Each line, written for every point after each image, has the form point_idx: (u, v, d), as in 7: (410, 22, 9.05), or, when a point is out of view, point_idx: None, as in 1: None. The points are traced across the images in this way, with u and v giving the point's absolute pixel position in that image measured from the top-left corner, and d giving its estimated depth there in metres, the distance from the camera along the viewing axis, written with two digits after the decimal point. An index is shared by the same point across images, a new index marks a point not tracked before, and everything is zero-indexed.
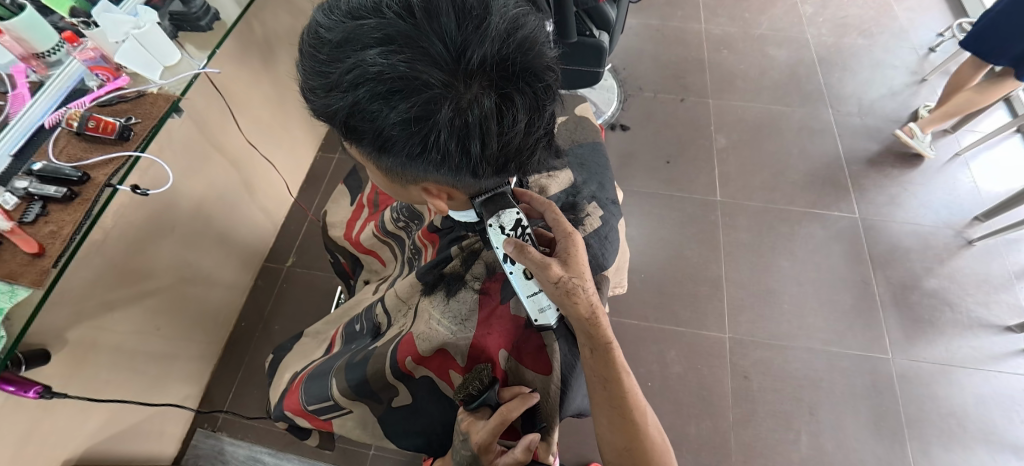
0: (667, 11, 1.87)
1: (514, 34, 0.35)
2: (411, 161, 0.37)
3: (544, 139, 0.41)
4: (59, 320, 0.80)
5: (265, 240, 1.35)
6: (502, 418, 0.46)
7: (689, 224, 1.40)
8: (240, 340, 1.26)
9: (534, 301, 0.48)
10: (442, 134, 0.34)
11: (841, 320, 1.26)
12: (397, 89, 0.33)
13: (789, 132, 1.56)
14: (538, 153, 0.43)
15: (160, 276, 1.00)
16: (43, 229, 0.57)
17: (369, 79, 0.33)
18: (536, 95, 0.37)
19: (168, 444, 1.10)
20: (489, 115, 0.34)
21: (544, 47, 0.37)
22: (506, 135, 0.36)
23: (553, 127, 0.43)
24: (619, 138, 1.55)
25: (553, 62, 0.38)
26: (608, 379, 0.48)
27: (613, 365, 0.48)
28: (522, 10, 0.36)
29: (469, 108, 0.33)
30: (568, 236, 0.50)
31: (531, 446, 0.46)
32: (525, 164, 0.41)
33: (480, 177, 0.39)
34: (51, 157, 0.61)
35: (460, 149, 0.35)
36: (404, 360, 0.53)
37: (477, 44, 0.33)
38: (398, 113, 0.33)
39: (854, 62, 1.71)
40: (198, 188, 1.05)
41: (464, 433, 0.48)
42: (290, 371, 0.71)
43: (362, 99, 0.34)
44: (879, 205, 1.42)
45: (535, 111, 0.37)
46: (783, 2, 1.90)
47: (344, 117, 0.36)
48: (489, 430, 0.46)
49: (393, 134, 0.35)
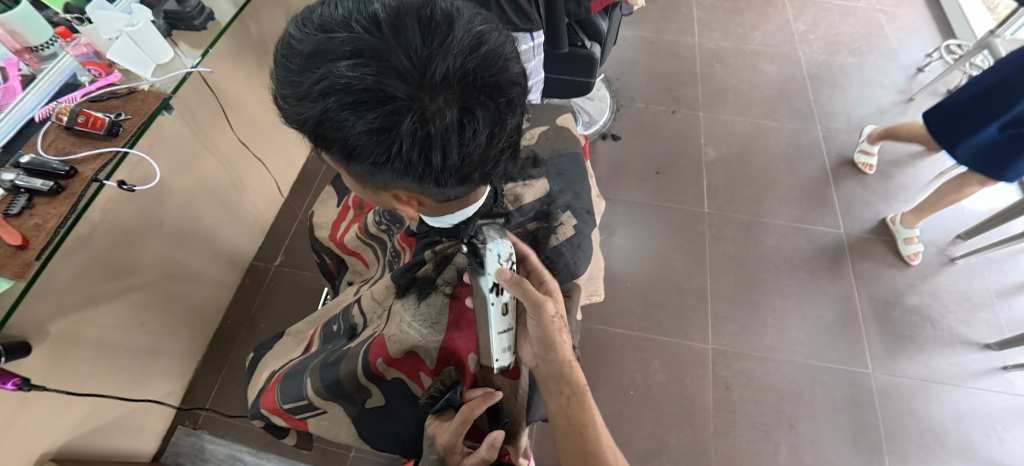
0: (661, 23, 1.89)
1: (478, 49, 0.35)
2: (377, 168, 0.38)
3: (508, 150, 0.42)
4: (41, 313, 0.80)
5: (254, 239, 1.36)
6: (464, 416, 0.47)
7: (676, 234, 1.41)
8: (224, 338, 1.26)
9: (501, 339, 0.49)
10: (406, 144, 0.35)
11: (822, 334, 1.27)
12: (363, 101, 0.33)
13: (777, 147, 1.58)
14: (503, 163, 0.43)
15: (145, 272, 1.00)
16: (27, 221, 0.58)
17: (337, 90, 0.33)
18: (498, 108, 0.37)
19: (148, 440, 1.10)
20: (451, 127, 0.35)
21: (509, 60, 0.38)
22: (467, 147, 0.37)
23: (519, 139, 0.44)
24: (610, 147, 1.57)
25: (520, 78, 0.39)
26: (585, 424, 0.53)
27: (586, 408, 0.53)
28: (487, 26, 0.37)
29: (432, 120, 0.34)
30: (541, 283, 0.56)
31: (494, 444, 0.47)
32: (490, 174, 0.42)
33: (443, 186, 0.40)
34: (39, 150, 0.62)
35: (422, 159, 0.36)
36: (375, 362, 0.53)
37: (441, 58, 0.34)
38: (364, 123, 0.34)
39: (844, 80, 1.74)
40: (187, 186, 1.06)
41: (431, 436, 0.49)
42: (268, 370, 0.72)
43: (330, 108, 0.35)
44: (864, 222, 1.44)
45: (498, 124, 0.38)
46: (777, 18, 1.92)
47: (314, 125, 0.37)
48: (453, 430, 0.47)
49: (359, 142, 0.36)
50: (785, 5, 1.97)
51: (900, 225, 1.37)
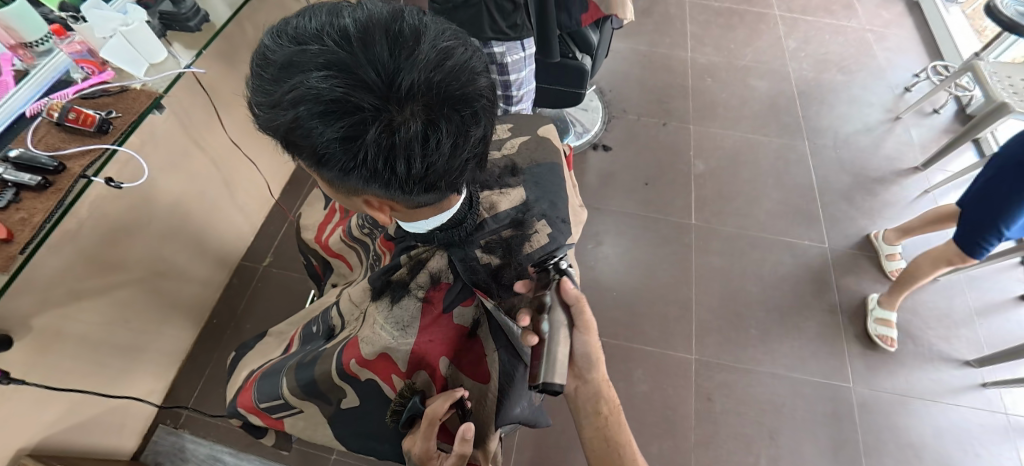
0: (655, 37, 1.92)
1: (445, 62, 0.37)
2: (346, 175, 0.39)
3: (475, 161, 0.44)
4: (23, 307, 0.80)
5: (243, 238, 1.36)
6: (431, 416, 0.49)
7: (664, 245, 1.43)
8: (210, 337, 1.26)
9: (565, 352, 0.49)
10: (371, 152, 0.36)
11: (805, 347, 1.28)
12: (332, 110, 0.35)
13: (765, 162, 1.60)
14: (470, 172, 0.45)
15: (131, 269, 1.01)
16: (13, 215, 0.58)
17: (307, 100, 0.35)
18: (464, 121, 0.39)
19: (128, 438, 1.09)
20: (415, 137, 0.36)
21: (477, 74, 0.39)
22: (432, 156, 0.38)
23: (487, 149, 0.45)
24: (601, 157, 1.59)
25: (488, 91, 0.40)
26: (621, 443, 0.60)
27: (621, 428, 0.61)
28: (455, 41, 0.38)
29: (398, 130, 0.36)
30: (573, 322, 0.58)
31: (466, 437, 0.47)
32: (457, 182, 0.44)
33: (411, 193, 0.41)
34: (28, 145, 0.63)
35: (388, 166, 0.38)
36: (349, 363, 0.55)
37: (408, 71, 0.35)
38: (332, 131, 0.35)
39: (832, 97, 1.77)
40: (176, 185, 1.07)
41: (409, 448, 0.52)
42: (247, 370, 0.72)
43: (300, 117, 0.36)
44: (848, 237, 1.46)
45: (464, 135, 0.39)
46: (768, 35, 1.95)
47: (285, 132, 0.38)
48: (424, 436, 0.49)
49: (329, 149, 0.37)
50: (777, 22, 2.00)
51: (882, 240, 1.40)
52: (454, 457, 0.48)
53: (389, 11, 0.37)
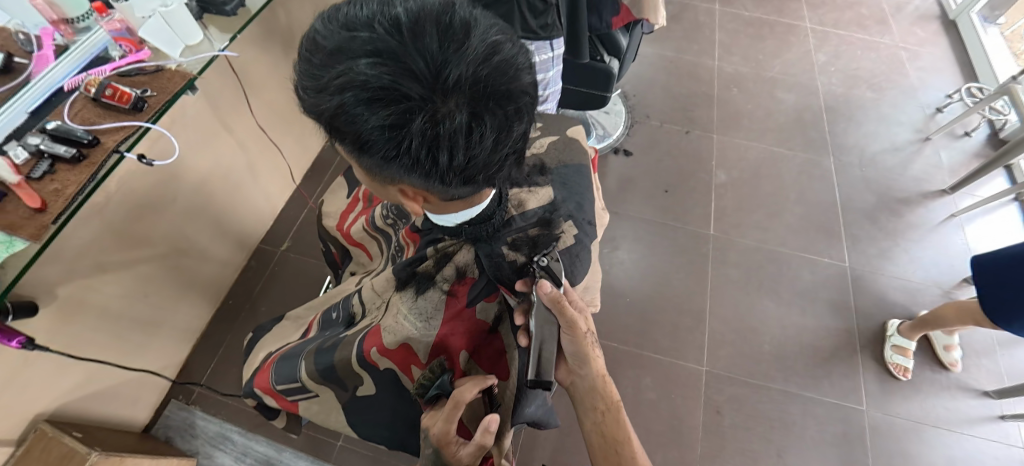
0: (683, 43, 1.90)
1: (492, 57, 0.36)
2: (386, 162, 0.39)
3: (513, 157, 0.43)
4: (52, 276, 0.83)
5: (263, 222, 1.38)
6: (457, 398, 0.48)
7: (680, 254, 1.42)
8: (225, 317, 1.28)
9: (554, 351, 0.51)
10: (414, 142, 0.37)
11: (819, 366, 1.26)
12: (379, 98, 0.35)
13: (789, 176, 1.58)
14: (507, 168, 0.44)
15: (155, 245, 1.03)
16: (48, 186, 0.60)
17: (355, 86, 0.35)
18: (507, 116, 0.38)
19: (141, 411, 1.12)
20: (459, 129, 0.36)
21: (522, 70, 0.39)
22: (473, 149, 0.38)
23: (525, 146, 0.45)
24: (621, 162, 1.59)
25: (532, 87, 0.40)
26: (620, 441, 0.60)
27: (620, 425, 0.61)
28: (503, 36, 0.38)
29: (442, 121, 0.36)
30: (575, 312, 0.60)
31: (490, 428, 0.48)
32: (494, 177, 0.43)
33: (447, 185, 0.41)
34: (65, 118, 0.64)
35: (429, 157, 0.38)
36: (369, 351, 0.55)
37: (456, 64, 0.35)
38: (377, 119, 0.36)
39: (861, 114, 1.74)
40: (202, 165, 1.08)
41: (426, 427, 0.51)
42: (264, 351, 0.73)
43: (346, 103, 0.36)
44: (870, 257, 1.43)
45: (505, 131, 0.39)
46: (798, 47, 1.92)
47: (330, 117, 0.38)
48: (445, 418, 0.48)
49: (373, 137, 0.37)
50: (807, 35, 1.97)
51: (937, 329, 1.29)
52: (474, 444, 0.48)
53: (440, 4, 0.37)
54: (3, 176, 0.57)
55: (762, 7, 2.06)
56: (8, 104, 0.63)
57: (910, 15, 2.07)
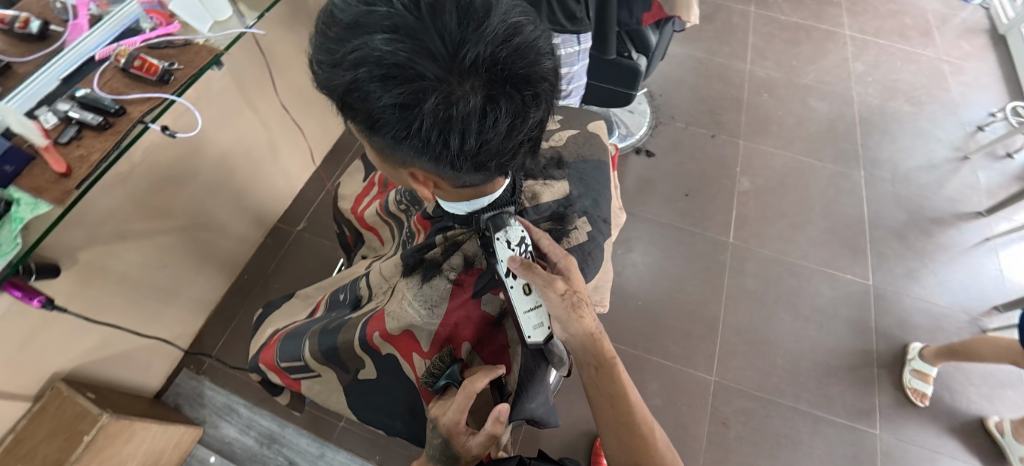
0: (714, 44, 1.85)
1: (511, 39, 0.35)
2: (397, 143, 0.38)
3: (527, 145, 0.42)
4: (74, 241, 0.84)
5: (281, 201, 1.40)
6: (468, 388, 0.47)
7: (696, 260, 1.39)
8: (238, 292, 1.30)
9: (528, 317, 0.48)
10: (426, 123, 0.36)
11: (832, 385, 1.22)
12: (392, 75, 0.34)
13: (816, 187, 1.53)
14: (520, 156, 0.43)
15: (175, 217, 1.04)
16: (74, 151, 0.61)
17: (369, 62, 0.34)
18: (522, 101, 0.37)
19: (154, 377, 1.15)
20: (473, 113, 0.35)
21: (542, 55, 0.38)
22: (486, 134, 0.37)
23: (540, 134, 0.44)
24: (642, 163, 1.56)
25: (551, 75, 0.39)
26: (616, 396, 0.54)
27: (617, 383, 0.54)
28: (525, 18, 0.37)
29: (456, 103, 0.35)
30: (564, 258, 0.52)
31: (500, 417, 0.49)
32: (506, 165, 0.42)
33: (458, 170, 0.40)
34: (94, 87, 0.65)
35: (440, 139, 0.37)
36: (372, 335, 0.54)
37: (473, 44, 0.34)
38: (390, 97, 0.35)
39: (897, 127, 1.67)
40: (224, 140, 1.09)
41: (435, 416, 0.50)
42: (272, 328, 0.73)
43: (360, 79, 0.35)
44: (895, 276, 1.38)
45: (521, 117, 0.38)
46: (835, 55, 1.85)
47: (343, 93, 0.37)
48: (458, 407, 0.47)
49: (385, 115, 0.36)
50: (846, 42, 1.90)
51: (1009, 435, 1.12)
52: (483, 434, 0.50)
53: None
54: (32, 139, 0.59)
55: (801, 11, 1.99)
56: (43, 70, 0.65)
57: (957, 27, 1.98)
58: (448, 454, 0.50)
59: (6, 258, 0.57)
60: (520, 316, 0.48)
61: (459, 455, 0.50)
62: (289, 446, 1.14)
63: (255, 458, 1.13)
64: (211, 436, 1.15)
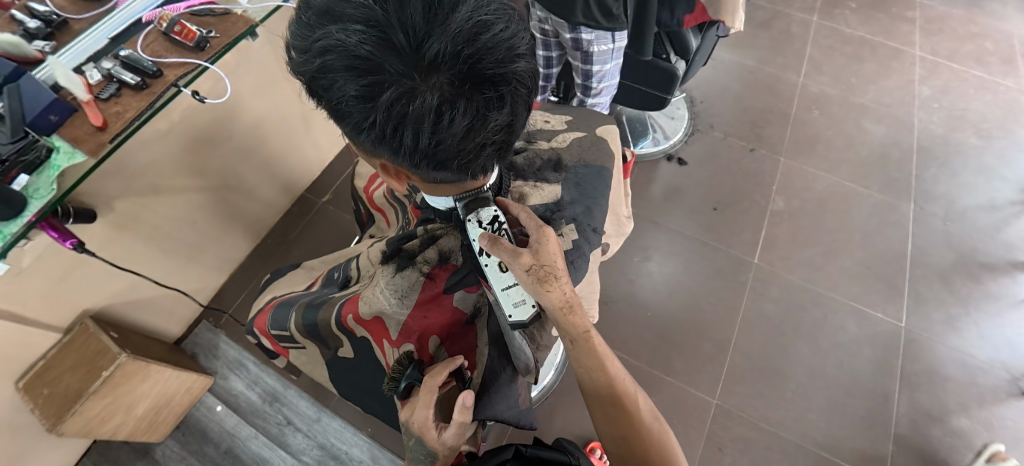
0: (767, 53, 1.75)
1: (478, 37, 0.35)
2: (359, 134, 0.38)
3: (494, 149, 0.41)
4: (111, 190, 0.90)
5: (310, 172, 1.44)
6: (430, 383, 0.48)
7: (715, 278, 1.33)
8: (261, 254, 1.36)
9: (507, 294, 0.48)
10: (383, 117, 0.35)
11: (843, 427, 1.16)
12: (352, 67, 0.34)
13: (857, 215, 1.44)
14: (488, 159, 0.42)
15: (207, 178, 1.09)
16: (112, 108, 0.60)
17: (332, 51, 0.34)
18: (485, 103, 0.37)
19: (174, 325, 1.22)
20: (429, 110, 0.35)
21: (511, 58, 0.37)
22: (444, 134, 0.37)
23: (511, 139, 0.43)
24: (673, 170, 1.51)
25: (523, 77, 0.39)
26: (595, 369, 0.54)
27: (595, 354, 0.53)
28: (496, 20, 0.37)
29: (414, 99, 0.34)
30: (538, 230, 0.50)
31: (466, 404, 0.48)
32: (471, 166, 0.42)
33: (420, 166, 0.40)
34: (137, 47, 0.65)
35: (397, 135, 0.37)
36: (346, 318, 0.57)
37: (437, 39, 0.34)
38: (348, 87, 0.35)
39: (959, 161, 1.54)
40: (259, 109, 1.13)
41: (405, 419, 0.50)
42: (271, 294, 0.76)
43: (323, 68, 0.35)
44: (932, 321, 1.28)
45: (484, 119, 0.37)
46: (900, 75, 1.72)
47: (312, 81, 0.38)
48: (423, 406, 0.47)
49: (347, 105, 0.36)
50: (914, 63, 1.75)
51: None
52: (455, 425, 0.49)
53: None
54: (75, 92, 0.57)
55: (869, 25, 1.85)
56: (94, 30, 0.66)
57: None
58: (425, 451, 0.51)
59: (42, 202, 0.56)
60: (497, 293, 0.48)
61: (435, 449, 0.50)
62: (289, 406, 1.19)
63: (257, 413, 1.19)
64: (220, 387, 1.21)
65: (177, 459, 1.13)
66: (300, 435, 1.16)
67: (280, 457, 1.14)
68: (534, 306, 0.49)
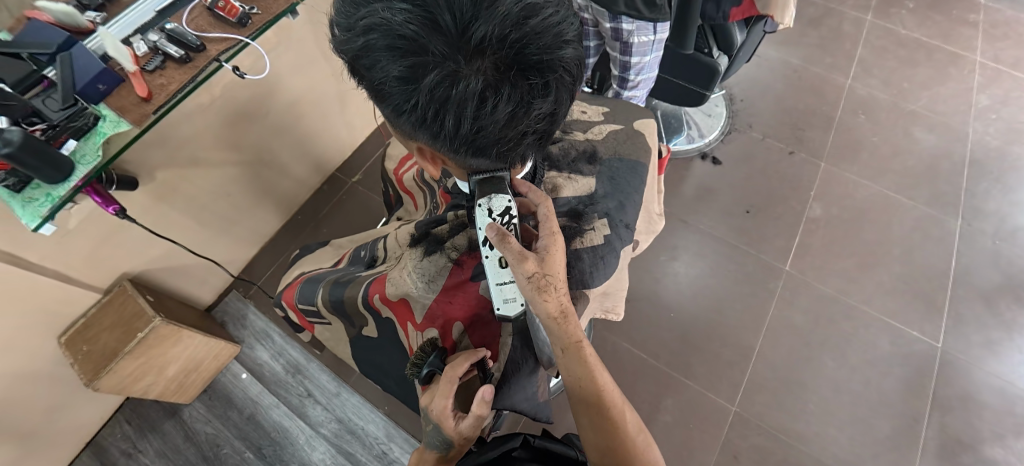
0: (815, 52, 1.68)
1: (527, 21, 0.35)
2: (399, 116, 0.38)
3: (533, 137, 0.41)
4: (153, 160, 0.92)
5: (342, 151, 1.46)
6: (451, 373, 0.48)
7: (743, 282, 1.30)
8: (291, 230, 1.39)
9: (500, 290, 0.48)
10: (424, 99, 0.35)
11: (867, 446, 1.12)
12: (398, 47, 0.34)
13: (899, 228, 1.37)
14: (527, 147, 0.42)
15: (242, 152, 1.12)
16: (156, 80, 0.61)
17: (377, 30, 0.34)
18: (529, 90, 0.36)
19: (206, 293, 1.26)
20: (472, 95, 0.34)
21: (558, 42, 0.36)
22: (486, 121, 0.36)
23: (551, 128, 0.42)
24: (706, 170, 1.47)
25: (569, 65, 0.38)
26: (581, 378, 0.52)
27: (585, 364, 0.51)
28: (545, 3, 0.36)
29: (457, 82, 0.34)
30: (549, 234, 0.50)
31: (486, 398, 0.48)
32: (509, 154, 0.41)
33: (458, 151, 0.39)
34: (183, 22, 0.65)
35: (438, 118, 0.36)
36: (373, 297, 0.58)
37: (484, 22, 0.33)
38: (392, 67, 0.35)
39: (1015, 177, 1.45)
40: (296, 87, 1.15)
41: (425, 406, 0.51)
42: (299, 270, 0.78)
43: (368, 46, 0.35)
44: (971, 343, 1.22)
45: (528, 106, 0.37)
46: (957, 82, 1.62)
47: (355, 60, 0.38)
48: (443, 394, 0.48)
49: (389, 86, 0.36)
50: (973, 69, 1.65)
51: None
52: (472, 416, 0.49)
53: None
54: (122, 63, 0.59)
55: (926, 27, 1.75)
56: (143, 1, 0.65)
57: None
58: (442, 438, 0.51)
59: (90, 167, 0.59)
60: (491, 287, 0.48)
61: (451, 438, 0.50)
62: (310, 379, 1.23)
63: (279, 384, 1.22)
64: (246, 356, 1.25)
65: (203, 421, 1.18)
66: (319, 408, 1.20)
67: (299, 428, 1.18)
68: (523, 304, 0.49)
